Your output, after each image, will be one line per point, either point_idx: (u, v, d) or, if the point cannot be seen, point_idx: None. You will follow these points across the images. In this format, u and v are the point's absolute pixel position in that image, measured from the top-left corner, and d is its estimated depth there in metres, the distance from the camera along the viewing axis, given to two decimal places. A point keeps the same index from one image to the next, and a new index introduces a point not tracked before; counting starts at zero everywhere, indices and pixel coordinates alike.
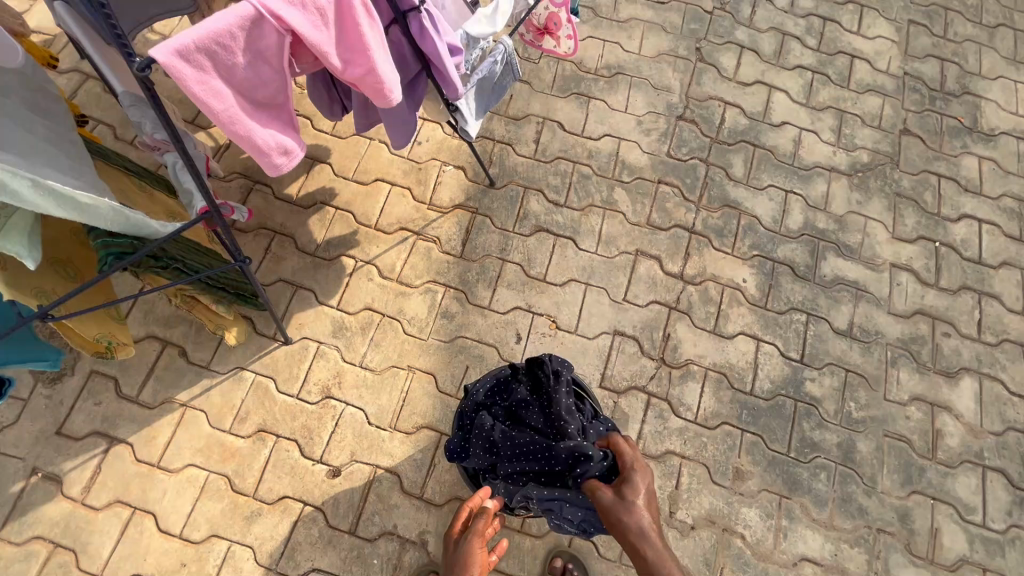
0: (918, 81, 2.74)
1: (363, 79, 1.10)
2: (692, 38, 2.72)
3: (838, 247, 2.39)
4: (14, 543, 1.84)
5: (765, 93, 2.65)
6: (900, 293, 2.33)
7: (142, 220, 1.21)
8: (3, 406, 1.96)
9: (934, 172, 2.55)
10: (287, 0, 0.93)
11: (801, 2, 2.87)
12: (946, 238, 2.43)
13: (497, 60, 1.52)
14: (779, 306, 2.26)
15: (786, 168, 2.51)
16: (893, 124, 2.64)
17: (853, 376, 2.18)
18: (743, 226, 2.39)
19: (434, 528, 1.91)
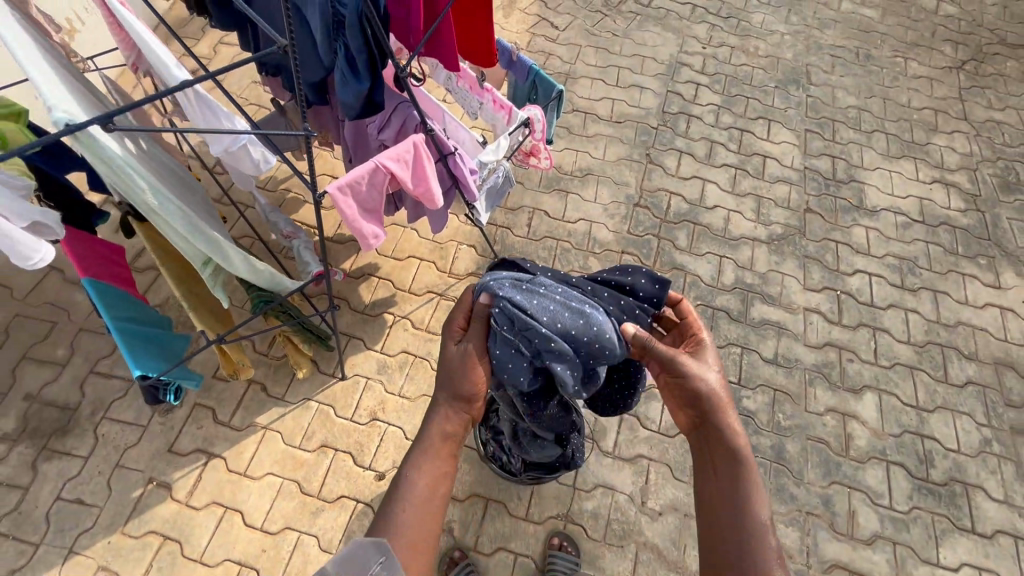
0: (815, 173, 3.63)
1: (423, 194, 1.86)
2: (643, 147, 3.64)
3: (762, 296, 3.12)
4: (134, 536, 2.37)
5: (700, 185, 3.52)
6: (813, 330, 3.02)
7: (282, 280, 1.92)
8: (128, 431, 2.57)
9: (832, 239, 3.35)
10: (391, 157, 1.71)
11: (723, 119, 3.84)
12: (845, 287, 3.17)
13: (500, 175, 2.31)
14: (718, 341, 2.95)
15: (719, 239, 3.31)
16: (798, 205, 3.49)
17: (780, 393, 2.82)
18: (688, 283, 3.14)
19: (458, 518, 2.44)
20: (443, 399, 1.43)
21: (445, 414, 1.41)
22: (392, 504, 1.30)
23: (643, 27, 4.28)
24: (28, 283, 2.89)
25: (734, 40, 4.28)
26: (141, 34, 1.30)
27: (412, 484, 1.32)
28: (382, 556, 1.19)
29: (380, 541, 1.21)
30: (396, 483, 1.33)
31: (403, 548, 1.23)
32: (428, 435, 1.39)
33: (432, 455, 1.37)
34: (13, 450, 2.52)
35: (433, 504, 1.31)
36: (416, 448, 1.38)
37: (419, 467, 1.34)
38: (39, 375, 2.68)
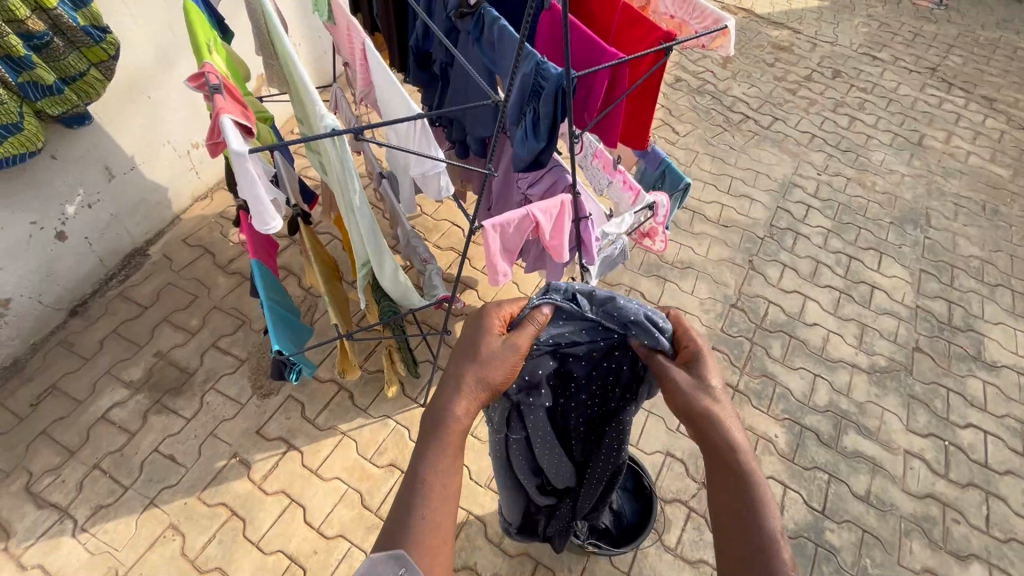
0: (929, 314, 3.50)
1: (554, 247, 2.05)
2: (746, 253, 3.71)
3: (857, 426, 2.95)
4: (207, 504, 2.51)
5: (801, 300, 3.49)
6: (914, 476, 2.80)
7: (413, 297, 2.13)
8: (228, 405, 2.80)
9: (944, 385, 3.16)
10: (541, 209, 1.92)
11: (831, 243, 3.86)
12: (954, 439, 2.94)
13: (617, 247, 2.43)
14: (804, 462, 2.80)
15: (816, 357, 3.22)
16: (906, 341, 3.35)
17: (869, 536, 2.60)
18: (778, 394, 3.04)
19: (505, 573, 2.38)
20: (466, 390, 1.17)
21: (463, 402, 1.16)
22: (412, 504, 1.05)
23: (760, 146, 4.51)
24: (184, 257, 3.33)
25: (851, 172, 4.38)
26: (388, 75, 1.59)
27: (434, 477, 1.08)
28: (401, 568, 0.98)
29: (396, 551, 1.00)
30: (415, 480, 1.07)
31: (429, 549, 1.01)
32: (445, 426, 1.13)
33: (448, 450, 1.11)
34: (132, 397, 2.80)
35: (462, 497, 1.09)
36: (429, 438, 1.12)
37: (438, 459, 1.10)
38: (172, 337, 3.02)
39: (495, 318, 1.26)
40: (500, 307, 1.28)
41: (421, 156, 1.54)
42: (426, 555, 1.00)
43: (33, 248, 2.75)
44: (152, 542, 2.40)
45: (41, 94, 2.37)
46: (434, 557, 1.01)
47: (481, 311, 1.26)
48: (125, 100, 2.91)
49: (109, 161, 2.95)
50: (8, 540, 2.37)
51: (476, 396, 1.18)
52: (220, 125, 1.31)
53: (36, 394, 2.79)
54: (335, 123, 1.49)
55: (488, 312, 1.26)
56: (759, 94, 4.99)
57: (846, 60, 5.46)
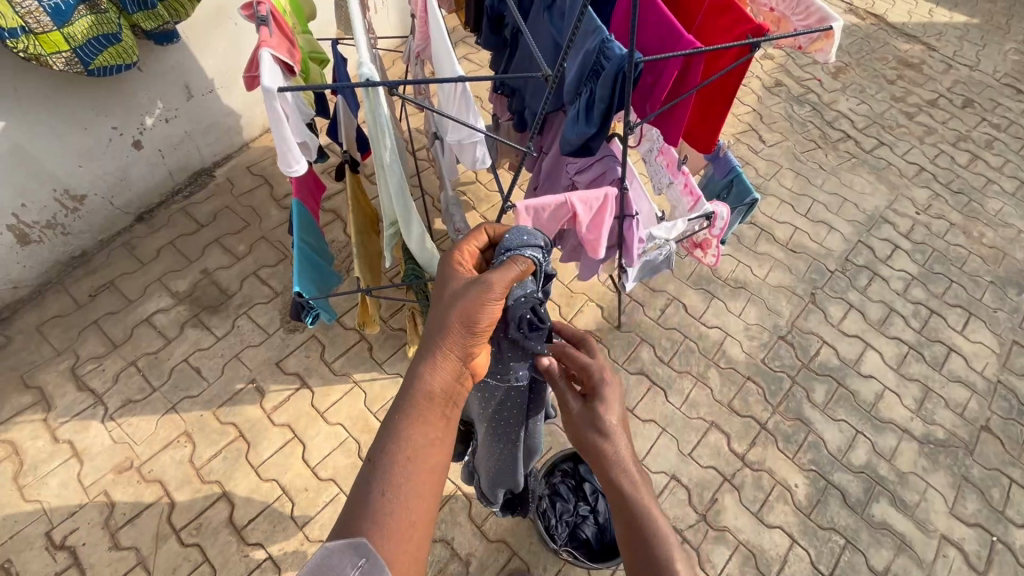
0: (1010, 392, 3.09)
1: (589, 240, 1.93)
2: (810, 284, 3.40)
3: (892, 496, 2.68)
4: (220, 421, 2.64)
5: (861, 347, 3.17)
6: (945, 565, 2.52)
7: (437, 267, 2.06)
8: (256, 333, 2.92)
9: (1007, 474, 2.80)
10: (581, 199, 1.79)
11: (913, 292, 3.45)
12: (1004, 537, 2.61)
13: (662, 253, 2.23)
14: (821, 520, 2.58)
15: (862, 412, 2.92)
16: (974, 417, 2.97)
17: None
18: (810, 441, 2.80)
19: (479, 554, 2.36)
20: (436, 347, 1.16)
21: (433, 368, 1.14)
22: (374, 477, 1.01)
23: (854, 170, 4.07)
24: (245, 185, 3.46)
25: (956, 217, 3.88)
26: (442, 31, 1.50)
27: (398, 449, 1.04)
28: (361, 558, 0.90)
29: (358, 539, 0.92)
30: (386, 451, 1.04)
31: (394, 532, 0.96)
32: (413, 395, 1.12)
33: (417, 421, 1.09)
34: (175, 306, 2.98)
35: (429, 473, 1.05)
36: (401, 404, 1.11)
37: (410, 428, 1.07)
38: (219, 258, 3.17)
39: (459, 263, 1.31)
40: (461, 254, 1.33)
41: (458, 123, 1.45)
42: (390, 539, 0.95)
43: (111, 152, 2.93)
44: (167, 444, 2.56)
45: (138, 8, 2.48)
46: (385, 541, 0.94)
47: (444, 263, 1.30)
48: (213, 24, 3.00)
49: (190, 81, 3.07)
50: (49, 412, 2.60)
51: (450, 348, 1.17)
52: (259, 59, 1.28)
53: (95, 287, 3.01)
54: (374, 74, 1.44)
55: (452, 259, 1.31)
56: (868, 113, 4.48)
57: (983, 89, 4.78)
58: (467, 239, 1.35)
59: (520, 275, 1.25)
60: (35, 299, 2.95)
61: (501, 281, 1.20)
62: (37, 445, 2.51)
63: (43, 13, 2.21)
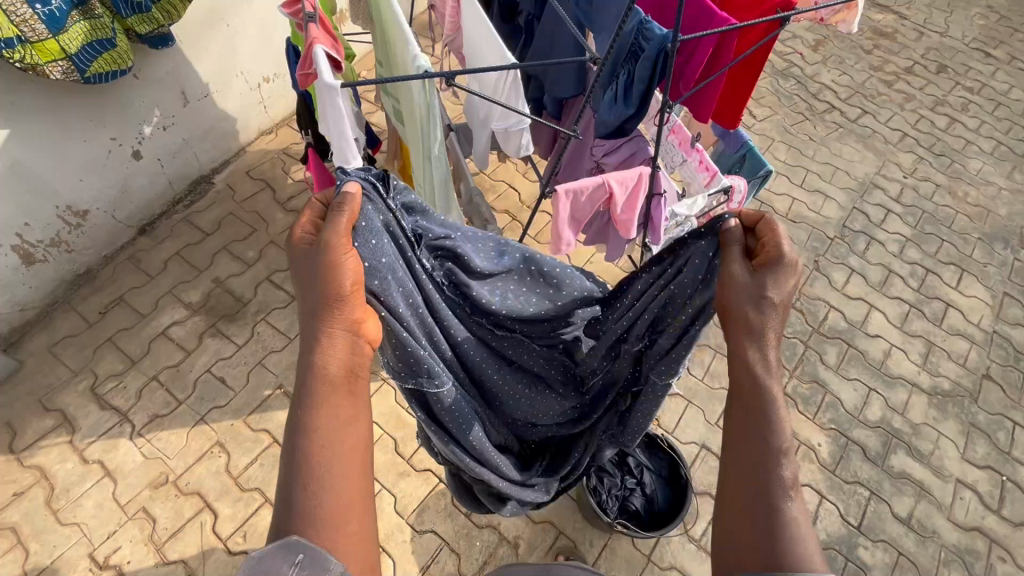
0: (1006, 341, 3.26)
1: (623, 221, 1.98)
2: (812, 252, 3.51)
3: (909, 447, 2.81)
4: (252, 429, 2.62)
5: (866, 309, 3.29)
6: (962, 507, 2.67)
7: None
8: (277, 338, 2.89)
9: (1011, 417, 2.96)
10: (617, 180, 1.84)
11: (908, 253, 3.60)
12: (1013, 475, 2.78)
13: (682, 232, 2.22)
14: (846, 475, 2.70)
15: (873, 371, 3.05)
16: (976, 366, 3.13)
17: (904, 559, 2.52)
18: (827, 402, 2.92)
19: (526, 536, 2.41)
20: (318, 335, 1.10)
21: (318, 355, 1.10)
22: (298, 473, 1.01)
23: (843, 140, 4.20)
24: (248, 190, 3.38)
25: (941, 179, 4.04)
26: (483, 19, 1.52)
27: (312, 447, 1.03)
28: (298, 555, 0.90)
29: (289, 538, 0.92)
30: (305, 450, 1.03)
31: (333, 517, 0.97)
32: (314, 386, 1.08)
33: (326, 406, 1.07)
34: (190, 318, 2.93)
35: (351, 449, 1.06)
36: (297, 405, 1.07)
37: (321, 416, 1.06)
38: (229, 266, 3.11)
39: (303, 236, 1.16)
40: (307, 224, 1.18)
41: (508, 110, 1.47)
42: (328, 527, 0.96)
43: (110, 164, 2.85)
44: (200, 456, 2.54)
45: (131, 11, 2.40)
46: (325, 531, 0.95)
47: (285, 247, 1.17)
48: (205, 26, 2.91)
49: (185, 86, 2.98)
50: (74, 434, 2.56)
51: (326, 333, 1.11)
52: (312, 55, 1.27)
53: (105, 303, 2.94)
54: (428, 65, 1.44)
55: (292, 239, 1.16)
56: (849, 83, 4.61)
57: (955, 54, 4.95)
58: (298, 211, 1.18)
59: (351, 216, 1.14)
60: (42, 320, 2.87)
61: (340, 238, 1.12)
62: (66, 468, 2.47)
63: (39, 21, 2.12)
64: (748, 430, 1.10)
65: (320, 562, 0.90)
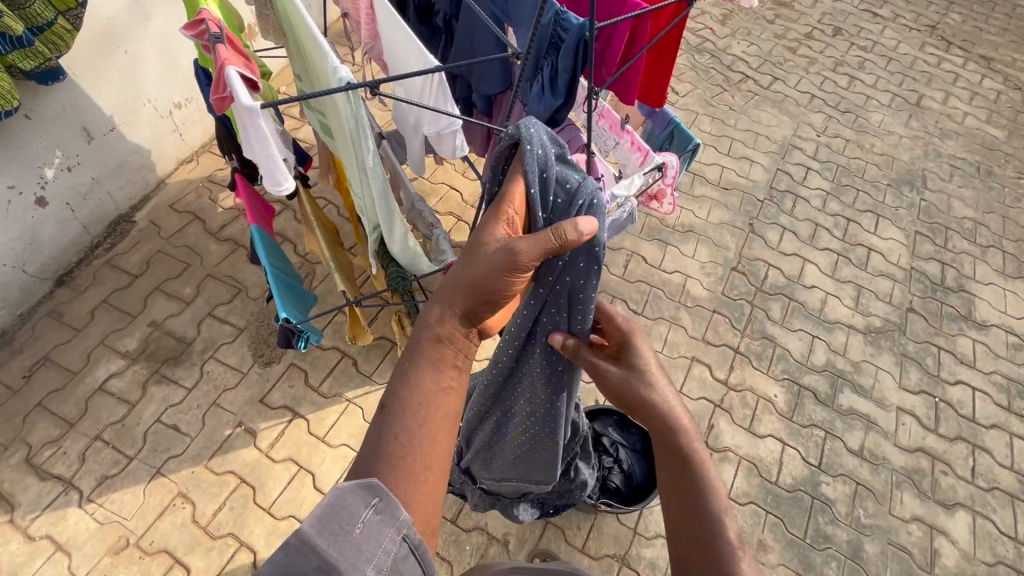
0: (923, 275, 3.56)
1: None
2: (747, 217, 3.69)
3: (853, 385, 3.04)
4: (215, 472, 2.50)
5: (800, 263, 3.51)
6: (906, 432, 2.92)
7: (419, 260, 2.02)
8: (229, 374, 2.75)
9: (935, 344, 3.25)
10: None
11: (830, 206, 3.85)
12: (944, 396, 3.06)
13: (625, 212, 2.13)
14: (802, 420, 2.90)
15: (814, 319, 3.26)
16: (901, 302, 3.41)
17: (862, 488, 2.72)
18: (777, 355, 3.11)
19: (515, 531, 2.43)
20: (443, 295, 1.15)
21: (444, 317, 1.12)
22: (387, 421, 0.99)
23: (760, 107, 4.43)
24: (176, 224, 3.18)
25: (850, 133, 4.35)
26: (400, 25, 1.52)
27: (411, 396, 1.02)
28: (375, 497, 0.86)
29: (367, 480, 0.88)
30: (395, 384, 1.05)
31: (413, 479, 0.94)
32: (422, 340, 1.10)
33: (428, 369, 1.07)
34: (130, 367, 2.74)
35: (443, 425, 1.02)
36: (408, 360, 1.08)
37: (416, 375, 1.05)
38: (166, 306, 2.93)
39: (504, 220, 1.20)
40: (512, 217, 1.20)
41: (437, 113, 1.49)
42: (402, 482, 0.93)
43: (11, 215, 2.61)
44: (162, 510, 2.40)
45: (11, 47, 2.15)
46: (399, 483, 0.92)
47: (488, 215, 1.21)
48: (100, 54, 2.70)
49: (87, 121, 2.76)
50: (14, 512, 2.36)
51: (455, 303, 1.13)
52: (226, 78, 1.26)
53: (29, 366, 2.71)
54: (350, 77, 1.45)
55: (495, 221, 1.20)
56: (758, 53, 4.86)
57: (847, 17, 5.33)
58: (507, 203, 1.22)
59: (556, 245, 1.13)
60: None
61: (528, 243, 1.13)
62: (10, 551, 2.28)
63: None
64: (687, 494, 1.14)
65: (394, 511, 0.86)
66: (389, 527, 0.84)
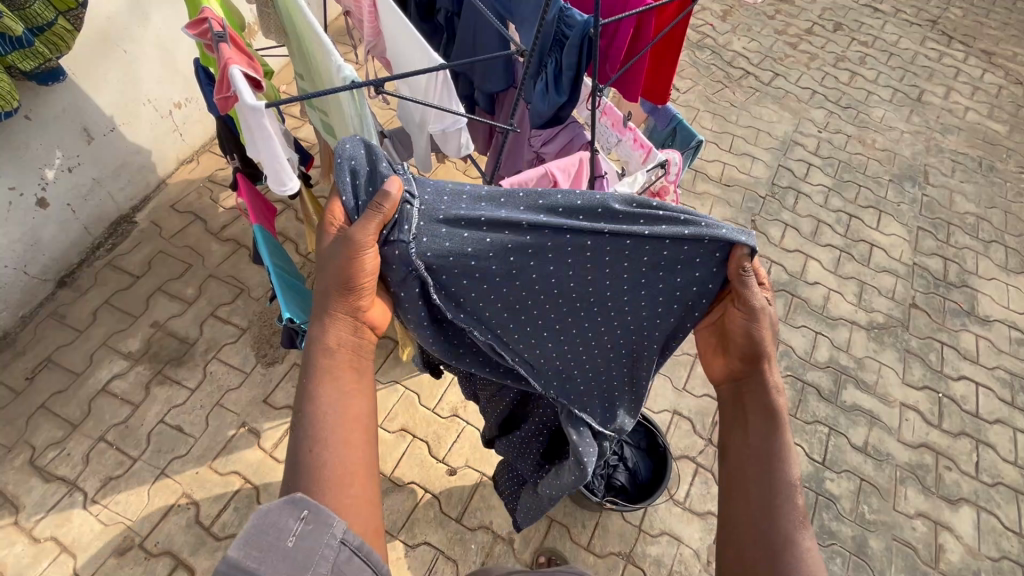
0: (925, 271, 3.55)
1: None
2: (748, 213, 3.69)
3: (856, 381, 3.04)
4: (219, 473, 2.49)
5: (803, 259, 3.51)
6: (909, 428, 2.92)
7: None
8: (232, 374, 2.75)
9: (938, 339, 3.25)
10: (558, 168, 1.85)
11: (832, 202, 3.85)
12: (947, 391, 3.06)
13: None
14: (806, 417, 2.89)
15: (817, 316, 3.26)
16: (903, 298, 3.40)
17: (867, 484, 2.72)
18: (780, 351, 3.10)
19: (520, 530, 2.43)
20: (321, 312, 1.22)
21: (324, 330, 1.20)
22: (302, 437, 1.10)
23: (761, 103, 4.42)
24: (177, 224, 3.18)
25: (851, 129, 4.34)
26: (404, 23, 1.51)
27: (319, 410, 1.12)
28: (304, 510, 0.97)
29: (295, 495, 0.99)
30: (303, 403, 1.14)
31: (332, 485, 1.06)
32: (320, 359, 1.18)
33: (327, 380, 1.16)
34: (133, 368, 2.73)
35: (353, 428, 1.13)
36: (309, 376, 1.17)
37: (321, 389, 1.15)
38: (168, 306, 2.92)
39: (328, 223, 1.22)
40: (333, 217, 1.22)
41: (442, 111, 1.48)
42: (325, 487, 1.05)
43: (13, 217, 2.60)
44: (167, 511, 2.40)
45: (12, 48, 2.14)
46: (323, 489, 1.05)
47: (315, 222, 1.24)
48: (100, 54, 2.69)
49: (88, 121, 2.75)
50: (19, 514, 2.36)
51: (338, 314, 1.21)
52: (229, 77, 1.24)
53: (31, 367, 2.71)
54: (354, 75, 1.43)
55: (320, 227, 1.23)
56: (759, 49, 4.84)
57: (848, 12, 5.31)
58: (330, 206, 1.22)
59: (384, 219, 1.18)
60: None
61: (366, 237, 1.17)
62: (15, 553, 2.28)
63: None
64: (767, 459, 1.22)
65: (322, 520, 0.98)
66: (321, 535, 0.96)
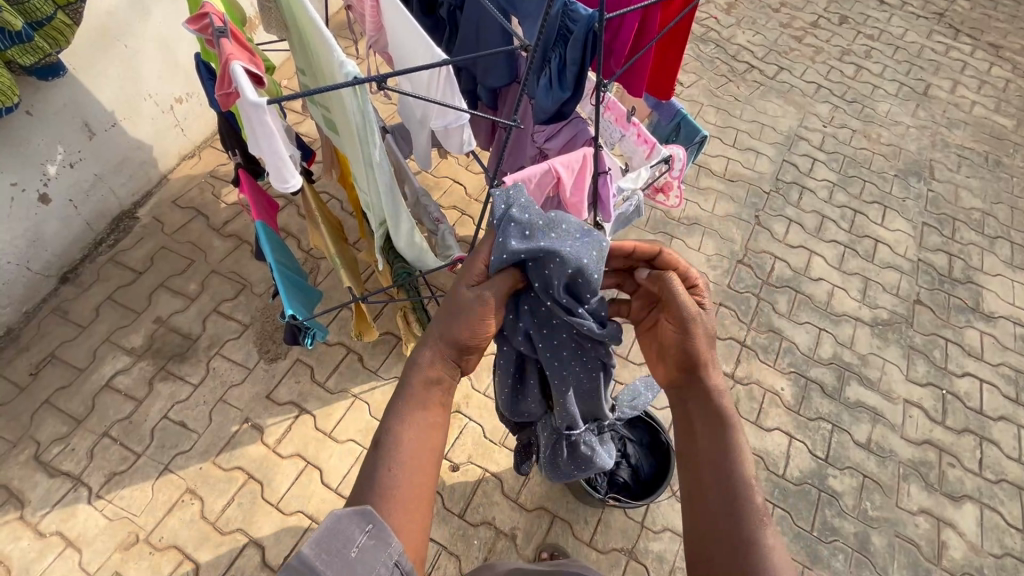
0: (930, 267, 3.53)
1: (574, 202, 1.95)
2: (752, 209, 3.66)
3: (860, 377, 3.03)
4: (223, 468, 2.50)
5: (806, 255, 3.49)
6: (913, 425, 2.91)
7: (425, 256, 2.01)
8: (235, 370, 2.75)
9: (943, 336, 3.24)
10: (563, 163, 1.83)
11: (837, 197, 3.82)
12: (951, 388, 3.05)
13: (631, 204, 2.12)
14: (809, 413, 2.89)
15: (821, 312, 3.25)
16: (908, 295, 3.38)
17: (870, 481, 2.72)
18: (784, 348, 3.09)
19: (522, 526, 2.43)
20: (430, 340, 1.21)
21: (428, 357, 1.18)
22: (379, 460, 1.03)
23: (765, 97, 4.38)
24: (179, 219, 3.17)
25: (857, 124, 4.30)
26: (407, 18, 1.49)
27: (398, 433, 1.07)
28: (368, 522, 0.90)
29: (363, 507, 0.92)
30: (384, 427, 1.08)
31: (404, 510, 0.97)
32: (410, 383, 1.15)
33: (417, 402, 1.12)
34: (136, 364, 2.74)
35: (427, 454, 1.07)
36: (397, 401, 1.13)
37: (404, 414, 1.10)
38: (170, 302, 2.92)
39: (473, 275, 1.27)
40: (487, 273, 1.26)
41: (444, 107, 1.47)
42: (391, 508, 0.97)
43: (15, 213, 2.60)
44: (171, 506, 2.41)
45: (11, 42, 2.12)
46: (389, 511, 0.96)
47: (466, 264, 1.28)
48: (100, 49, 2.68)
49: (89, 116, 2.74)
50: (24, 508, 2.37)
51: (439, 346, 1.20)
52: (231, 73, 1.24)
53: (35, 363, 2.72)
54: (356, 71, 1.41)
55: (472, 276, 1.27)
56: (764, 42, 4.80)
57: (854, 5, 5.26)
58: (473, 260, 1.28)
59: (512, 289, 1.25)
60: None
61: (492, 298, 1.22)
62: (21, 547, 2.30)
63: None
64: (718, 456, 1.15)
65: (385, 536, 0.90)
66: (381, 552, 0.88)
